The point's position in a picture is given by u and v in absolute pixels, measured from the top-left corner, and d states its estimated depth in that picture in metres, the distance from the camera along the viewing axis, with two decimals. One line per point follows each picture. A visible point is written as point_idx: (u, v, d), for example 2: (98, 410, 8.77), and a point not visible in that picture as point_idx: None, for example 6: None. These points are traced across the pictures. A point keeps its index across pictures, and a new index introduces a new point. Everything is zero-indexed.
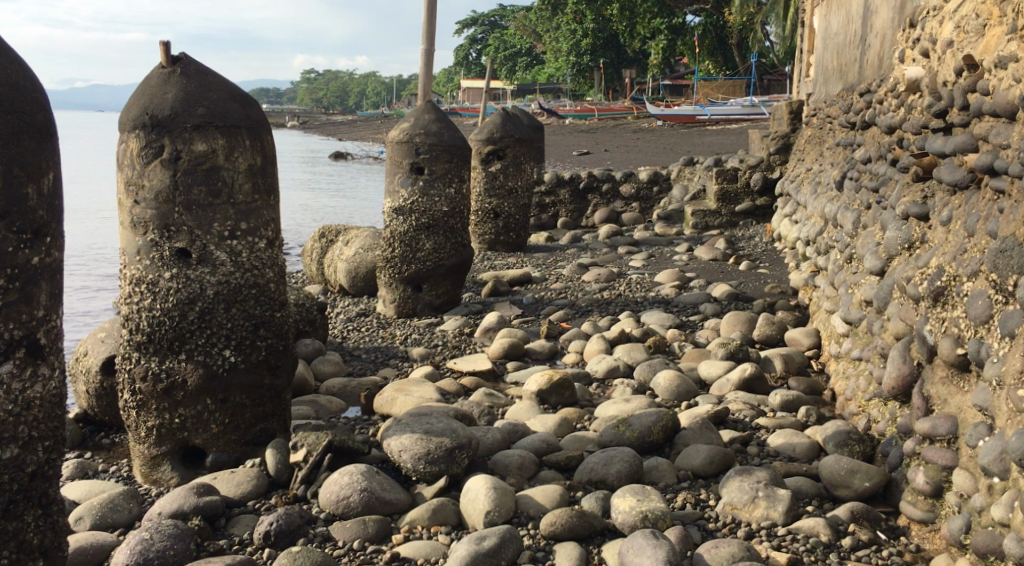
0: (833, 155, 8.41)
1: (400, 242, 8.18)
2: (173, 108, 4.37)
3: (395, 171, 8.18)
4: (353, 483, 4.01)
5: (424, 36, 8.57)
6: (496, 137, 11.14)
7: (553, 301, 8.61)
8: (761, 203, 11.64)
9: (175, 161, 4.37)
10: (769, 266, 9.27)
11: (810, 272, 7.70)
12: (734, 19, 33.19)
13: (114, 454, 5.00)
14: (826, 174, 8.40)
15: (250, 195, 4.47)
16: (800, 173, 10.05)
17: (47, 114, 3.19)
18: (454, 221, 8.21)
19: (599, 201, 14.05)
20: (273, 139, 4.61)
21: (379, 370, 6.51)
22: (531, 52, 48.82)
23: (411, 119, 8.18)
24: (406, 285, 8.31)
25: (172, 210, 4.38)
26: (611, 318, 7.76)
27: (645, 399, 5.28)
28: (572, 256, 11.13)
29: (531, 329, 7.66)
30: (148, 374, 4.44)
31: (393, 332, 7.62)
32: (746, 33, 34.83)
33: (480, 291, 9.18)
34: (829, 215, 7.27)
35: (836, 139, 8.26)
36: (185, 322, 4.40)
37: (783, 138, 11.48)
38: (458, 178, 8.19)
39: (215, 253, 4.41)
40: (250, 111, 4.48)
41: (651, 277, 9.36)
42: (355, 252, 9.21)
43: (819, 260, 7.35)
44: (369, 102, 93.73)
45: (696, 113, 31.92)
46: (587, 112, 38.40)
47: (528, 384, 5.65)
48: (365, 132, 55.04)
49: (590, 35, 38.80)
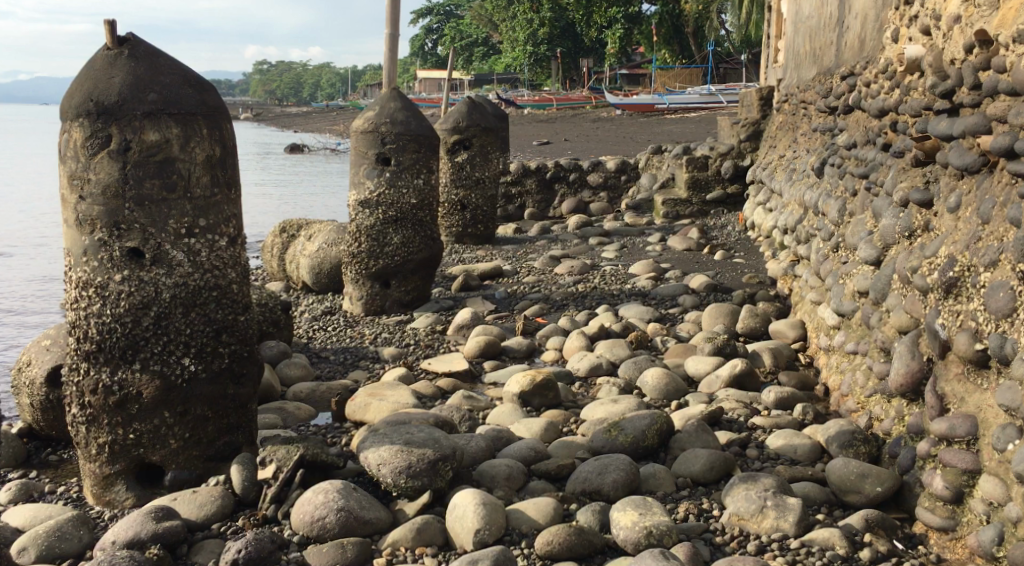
0: (809, 141, 8.16)
1: (367, 236, 7.85)
2: (120, 94, 3.99)
3: (360, 162, 7.86)
4: (329, 501, 3.68)
5: (388, 21, 8.21)
6: (462, 127, 10.88)
7: (526, 295, 8.32)
8: (732, 191, 11.39)
9: (125, 152, 3.99)
10: (745, 255, 9.01)
11: (790, 261, 7.43)
12: (690, 8, 33.06)
13: (63, 472, 4.63)
14: (803, 161, 8.14)
15: (209, 188, 4.11)
16: (772, 160, 9.82)
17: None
18: (422, 214, 7.90)
19: (566, 191, 13.82)
20: (233, 127, 4.24)
21: (348, 372, 6.17)
22: (489, 42, 48.51)
23: (376, 108, 7.85)
24: (373, 281, 7.96)
25: (122, 206, 4.01)
26: (588, 312, 7.48)
27: (633, 400, 4.95)
28: (542, 248, 10.85)
29: (506, 326, 7.36)
30: (99, 386, 4.09)
31: (362, 331, 7.29)
32: (702, 22, 34.71)
33: (449, 286, 8.86)
34: (809, 202, 7.00)
35: (812, 124, 8.00)
36: (140, 329, 4.05)
37: (752, 125, 11.24)
38: (427, 169, 7.89)
39: (171, 251, 4.06)
40: (207, 97, 4.10)
41: (625, 268, 9.09)
42: (318, 247, 8.85)
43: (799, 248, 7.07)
44: (325, 94, 92.82)
45: (654, 102, 31.78)
46: (546, 101, 38.15)
47: (510, 385, 5.34)
48: (322, 124, 54.48)
49: (547, 24, 38.57)
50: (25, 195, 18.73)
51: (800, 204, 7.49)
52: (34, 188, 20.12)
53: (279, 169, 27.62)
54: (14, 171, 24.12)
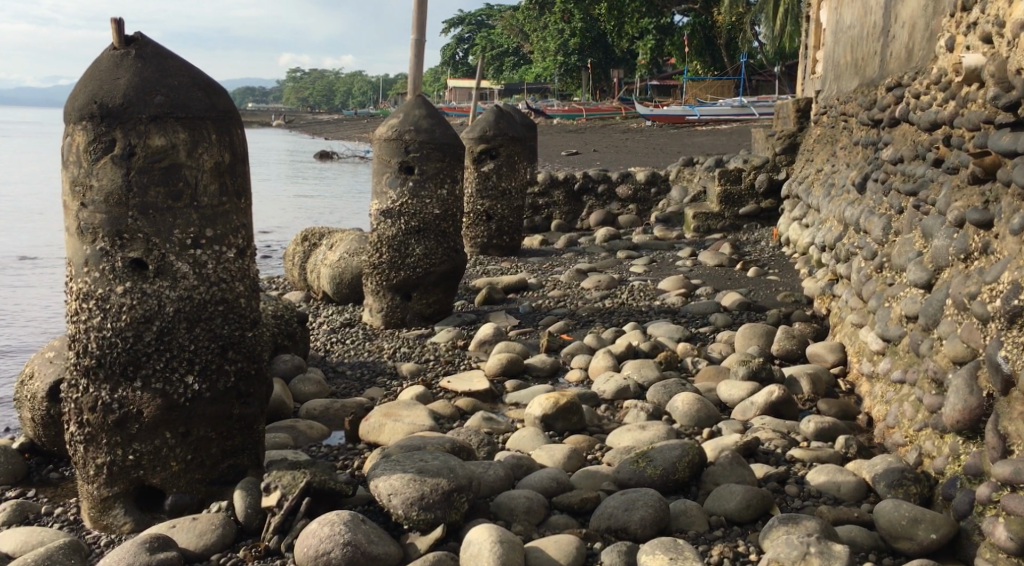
0: (849, 156, 7.85)
1: (388, 246, 7.62)
2: (125, 96, 3.76)
3: (383, 170, 7.65)
4: (334, 534, 3.43)
5: (414, 26, 8.00)
6: (489, 136, 10.68)
7: (552, 311, 8.05)
8: (766, 206, 11.07)
9: (129, 157, 3.77)
10: (780, 272, 8.69)
11: (828, 280, 7.12)
12: (723, 19, 32.69)
13: (62, 492, 4.41)
14: (842, 176, 7.84)
15: (217, 197, 3.88)
16: (809, 174, 9.50)
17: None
18: (446, 225, 7.66)
19: (594, 202, 13.57)
20: (244, 133, 4.01)
21: (364, 389, 5.92)
22: (519, 51, 48.36)
23: (400, 115, 7.65)
24: (394, 293, 7.72)
25: (125, 214, 3.79)
26: (616, 330, 7.21)
27: (662, 427, 4.67)
28: (569, 261, 10.58)
29: (530, 342, 7.10)
30: (98, 405, 3.86)
31: (381, 345, 7.05)
32: (735, 34, 34.33)
33: (472, 299, 8.62)
34: (849, 220, 6.69)
35: (853, 138, 7.70)
36: (142, 345, 3.82)
37: (789, 138, 10.93)
38: (451, 178, 7.66)
39: (176, 263, 3.83)
40: (217, 100, 3.87)
41: (654, 284, 8.81)
42: (338, 257, 8.63)
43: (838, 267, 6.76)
44: (355, 102, 93.11)
45: (684, 113, 31.44)
46: (575, 112, 37.90)
47: (532, 408, 5.07)
48: (350, 131, 54.58)
49: (577, 34, 38.34)
50: (51, 199, 18.72)
51: (840, 220, 7.18)
52: (61, 192, 20.13)
53: (304, 176, 27.53)
54: (42, 175, 24.18)
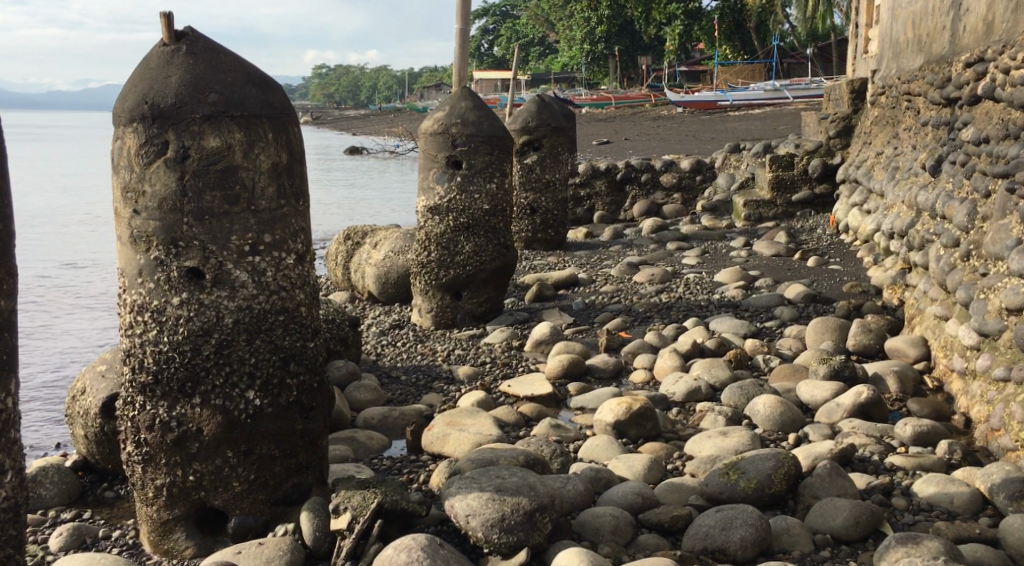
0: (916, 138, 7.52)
1: (437, 244, 7.38)
2: (177, 96, 3.53)
3: (430, 166, 7.41)
4: (413, 562, 3.20)
5: (457, 15, 7.75)
6: (532, 127, 10.45)
7: (606, 307, 7.79)
8: (821, 192, 10.73)
9: (182, 161, 3.55)
10: (842, 262, 8.37)
11: (900, 269, 6.82)
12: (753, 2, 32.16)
13: (119, 513, 4.22)
14: (910, 160, 7.50)
15: (275, 200, 3.65)
16: (871, 158, 9.19)
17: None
18: (496, 220, 7.40)
19: (638, 192, 13.32)
20: (300, 131, 3.77)
21: (422, 395, 5.69)
22: (546, 41, 48.01)
23: (446, 108, 7.45)
24: (444, 293, 7.48)
25: (180, 220, 3.57)
26: (676, 326, 6.95)
27: (745, 433, 4.41)
28: (617, 254, 10.32)
29: (587, 341, 6.85)
30: (156, 423, 3.65)
31: (434, 347, 6.82)
32: (766, 17, 33.74)
33: (522, 296, 8.38)
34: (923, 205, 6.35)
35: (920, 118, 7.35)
36: (200, 359, 3.60)
37: (842, 120, 10.55)
38: (500, 172, 7.41)
39: (234, 271, 3.60)
40: (273, 97, 3.64)
41: (710, 276, 8.56)
42: (384, 256, 8.40)
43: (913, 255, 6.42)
44: (382, 96, 93.14)
45: (717, 99, 31.00)
46: (605, 100, 37.51)
47: (602, 414, 4.82)
48: (378, 126, 54.53)
49: (605, 22, 37.86)
50: (89, 203, 18.71)
51: (911, 205, 6.85)
52: (99, 196, 20.15)
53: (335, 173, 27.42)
54: (79, 179, 24.27)
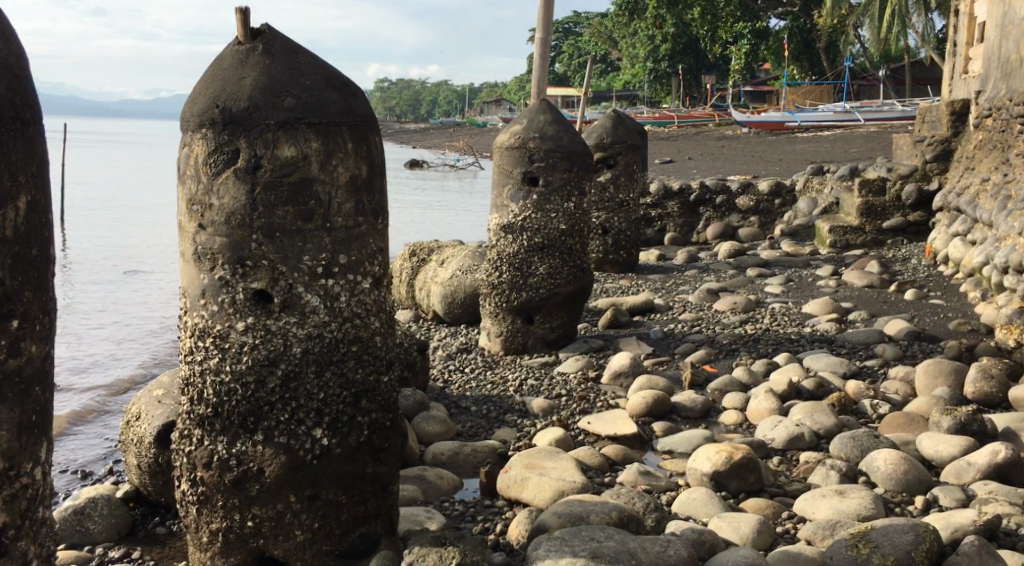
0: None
1: (510, 264, 6.93)
2: (251, 100, 3.15)
3: (504, 182, 7.01)
4: None
5: (539, 23, 7.36)
6: (606, 144, 10.05)
7: (687, 337, 7.38)
8: (914, 219, 10.98)
9: (254, 171, 3.16)
10: (943, 296, 8.63)
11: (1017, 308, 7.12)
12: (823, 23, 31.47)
13: (170, 553, 3.85)
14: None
15: (352, 217, 3.26)
16: (972, 185, 9.79)
17: (20, 61, 2.32)
18: (573, 241, 6.95)
19: (712, 214, 12.89)
20: (382, 142, 3.37)
21: (494, 429, 5.27)
22: (607, 58, 47.55)
23: (523, 121, 7.04)
24: (515, 316, 7.04)
25: (248, 237, 3.18)
26: (768, 363, 6.58)
27: (866, 495, 4.01)
28: (694, 278, 9.92)
29: (671, 375, 6.45)
30: (213, 460, 3.25)
31: (504, 375, 6.39)
32: (835, 37, 32.65)
33: (596, 321, 7.97)
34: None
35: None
36: (264, 393, 3.20)
37: (941, 144, 10.73)
38: (579, 191, 6.97)
39: (305, 295, 3.21)
40: (354, 103, 3.24)
41: (796, 307, 8.40)
42: (451, 274, 7.99)
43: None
44: (440, 109, 93.37)
45: (784, 119, 30.45)
46: (666, 118, 36.93)
47: (697, 464, 4.39)
48: (436, 140, 54.50)
49: (669, 40, 36.82)
50: (141, 212, 18.48)
51: None
52: (152, 204, 19.95)
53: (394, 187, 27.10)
54: (133, 187, 24.13)
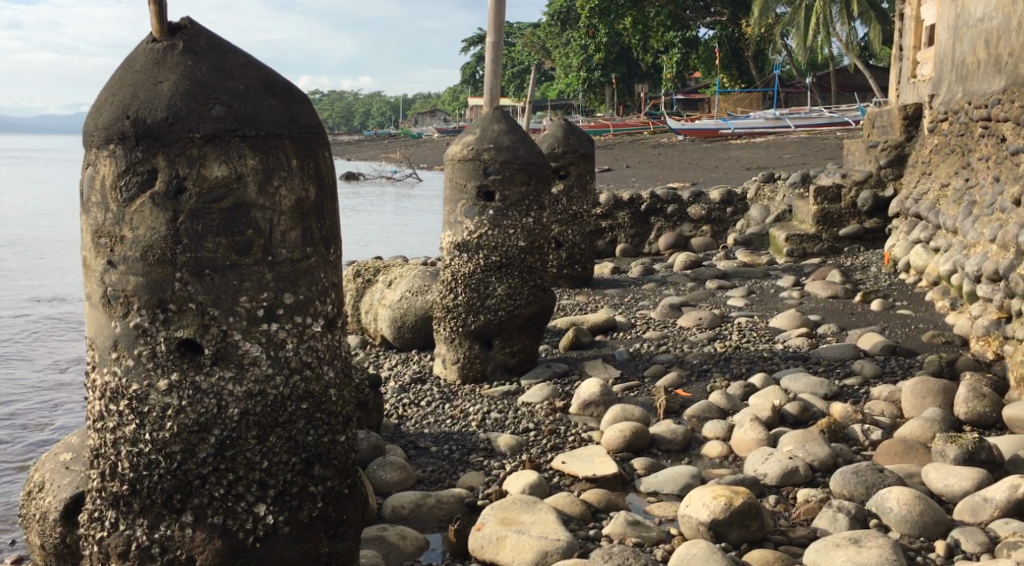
0: (999, 169, 7.82)
1: (465, 285, 6.42)
2: (171, 108, 2.73)
3: (457, 198, 6.51)
4: None
5: (490, 27, 6.88)
6: (558, 154, 9.59)
7: (656, 358, 6.97)
8: (871, 225, 10.74)
9: (178, 196, 2.76)
10: (911, 306, 8.36)
11: (993, 318, 6.83)
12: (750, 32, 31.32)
13: None
14: (990, 194, 7.77)
15: (298, 247, 2.87)
16: (930, 191, 9.56)
17: None
18: (532, 259, 6.47)
19: (663, 224, 12.52)
20: (331, 155, 2.98)
21: (459, 472, 4.75)
22: (540, 68, 47.29)
23: (476, 131, 6.53)
24: (473, 341, 6.49)
25: (171, 275, 2.78)
26: (744, 384, 6.18)
27: (885, 545, 3.60)
28: (651, 292, 9.52)
29: (644, 401, 6.01)
30: (132, 549, 2.84)
31: (464, 408, 5.87)
32: (764, 46, 32.60)
33: (556, 343, 7.51)
34: (1021, 245, 6.58)
35: (1004, 149, 7.71)
36: (194, 465, 2.82)
37: (894, 149, 10.49)
38: (538, 205, 6.51)
39: (243, 343, 2.82)
40: (297, 111, 2.84)
41: (763, 321, 8.03)
42: (400, 296, 7.45)
43: (1016, 302, 6.52)
44: (374, 122, 92.40)
45: (719, 126, 30.41)
46: (602, 127, 36.76)
47: (692, 509, 3.95)
48: (369, 153, 53.76)
49: (602, 50, 36.06)
50: (57, 237, 17.49)
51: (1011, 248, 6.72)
52: (67, 227, 18.93)
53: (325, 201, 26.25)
54: (49, 209, 22.99)
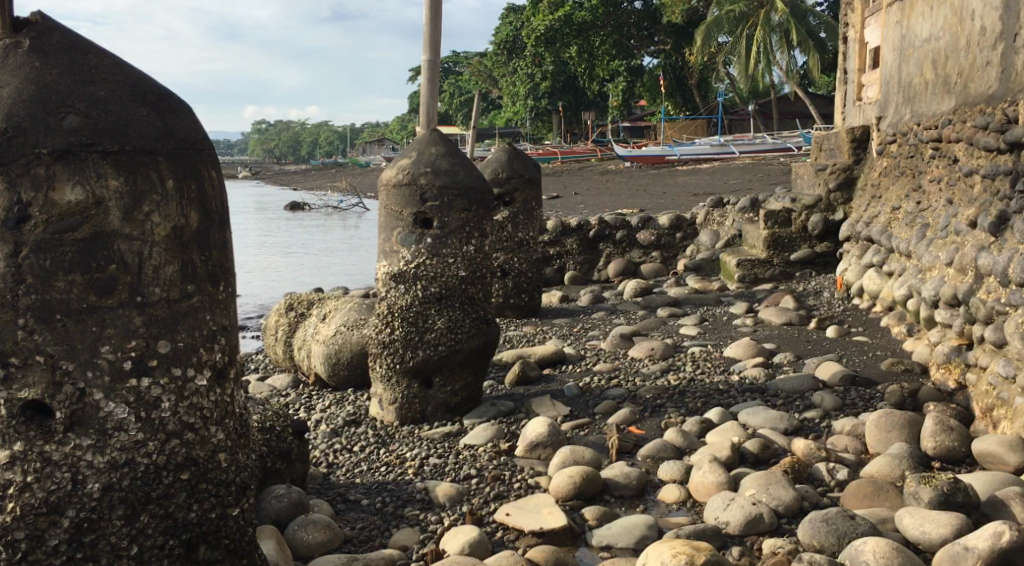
0: (952, 191, 7.56)
1: (402, 319, 5.96)
2: (13, 119, 2.82)
3: (392, 225, 6.07)
4: None
5: (425, 46, 6.50)
6: (502, 179, 9.17)
7: (606, 393, 6.57)
8: (822, 249, 10.49)
9: (20, 221, 2.85)
10: (867, 332, 8.07)
11: (954, 345, 6.51)
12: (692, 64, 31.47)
13: None
14: (943, 216, 7.51)
15: (179, 281, 3.04)
16: (880, 214, 9.33)
17: None
18: (474, 290, 6.06)
19: (612, 250, 12.20)
20: (220, 177, 3.16)
21: (390, 530, 4.30)
22: (487, 95, 47.16)
23: (412, 154, 6.11)
24: (410, 379, 6.02)
25: (15, 322, 2.87)
26: (700, 420, 5.79)
27: None
28: (601, 322, 9.15)
29: (595, 442, 5.59)
30: None
31: (400, 454, 5.41)
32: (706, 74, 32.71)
33: (502, 378, 7.09)
34: (981, 268, 6.30)
35: (957, 169, 7.46)
36: (45, 552, 2.92)
37: (843, 172, 10.27)
38: (479, 232, 6.11)
39: (106, 405, 2.94)
40: (175, 125, 3.02)
41: (717, 351, 7.68)
42: (335, 330, 6.99)
43: (977, 328, 6.21)
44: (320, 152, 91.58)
45: (664, 152, 30.33)
46: (550, 154, 36.56)
47: None
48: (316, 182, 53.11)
49: (547, 80, 36.27)
50: None
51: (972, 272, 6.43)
52: None
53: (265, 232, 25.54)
54: None
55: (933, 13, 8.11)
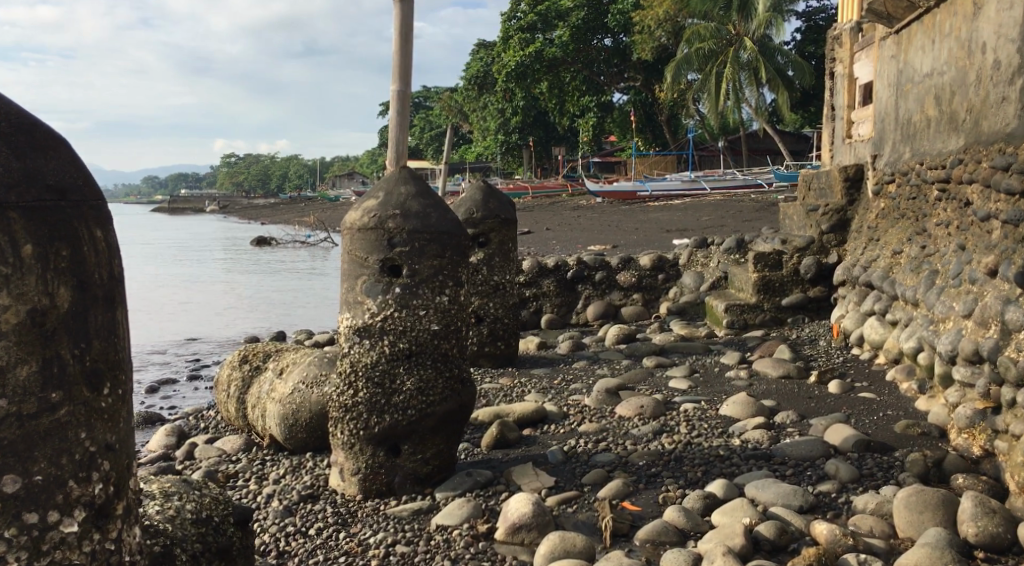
0: (963, 236, 6.96)
1: (367, 377, 5.27)
2: None
3: (357, 273, 5.37)
4: None
5: (394, 75, 5.83)
6: (476, 220, 8.53)
7: (595, 459, 5.89)
8: (816, 294, 9.90)
9: None
10: (872, 387, 7.46)
11: (979, 408, 5.87)
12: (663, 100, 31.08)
13: None
14: (954, 263, 6.92)
15: (38, 384, 2.58)
16: (878, 258, 8.75)
17: None
18: (448, 345, 5.37)
19: (591, 292, 11.56)
20: (105, 234, 2.71)
21: None
22: (457, 129, 46.67)
23: (379, 194, 5.43)
24: (376, 447, 5.30)
25: None
26: (704, 493, 5.12)
27: None
28: (582, 372, 8.47)
29: (586, 522, 4.91)
30: None
31: (363, 540, 4.79)
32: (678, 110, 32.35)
33: (478, 441, 6.40)
34: (1008, 323, 5.69)
35: (970, 213, 6.87)
36: None
37: (837, 213, 9.70)
38: (454, 281, 5.41)
39: None
40: (39, 168, 2.56)
41: (712, 408, 7.02)
42: (292, 388, 6.28)
43: (1006, 390, 5.59)
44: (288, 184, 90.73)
45: (636, 188, 29.84)
46: (521, 190, 36.03)
47: None
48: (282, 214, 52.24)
49: (517, 115, 35.75)
50: None
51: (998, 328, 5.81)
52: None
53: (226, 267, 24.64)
54: None
55: (936, 47, 7.60)
